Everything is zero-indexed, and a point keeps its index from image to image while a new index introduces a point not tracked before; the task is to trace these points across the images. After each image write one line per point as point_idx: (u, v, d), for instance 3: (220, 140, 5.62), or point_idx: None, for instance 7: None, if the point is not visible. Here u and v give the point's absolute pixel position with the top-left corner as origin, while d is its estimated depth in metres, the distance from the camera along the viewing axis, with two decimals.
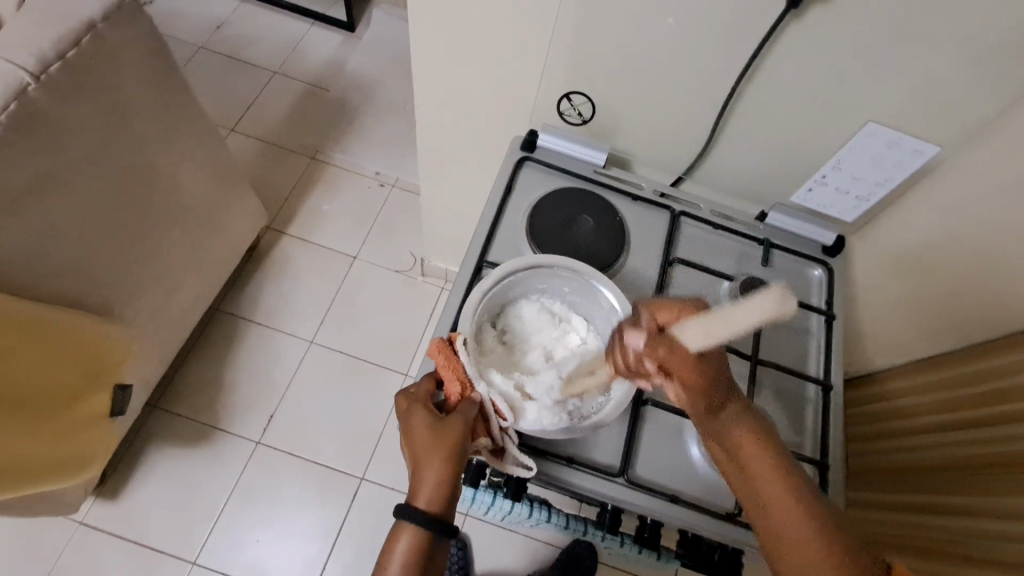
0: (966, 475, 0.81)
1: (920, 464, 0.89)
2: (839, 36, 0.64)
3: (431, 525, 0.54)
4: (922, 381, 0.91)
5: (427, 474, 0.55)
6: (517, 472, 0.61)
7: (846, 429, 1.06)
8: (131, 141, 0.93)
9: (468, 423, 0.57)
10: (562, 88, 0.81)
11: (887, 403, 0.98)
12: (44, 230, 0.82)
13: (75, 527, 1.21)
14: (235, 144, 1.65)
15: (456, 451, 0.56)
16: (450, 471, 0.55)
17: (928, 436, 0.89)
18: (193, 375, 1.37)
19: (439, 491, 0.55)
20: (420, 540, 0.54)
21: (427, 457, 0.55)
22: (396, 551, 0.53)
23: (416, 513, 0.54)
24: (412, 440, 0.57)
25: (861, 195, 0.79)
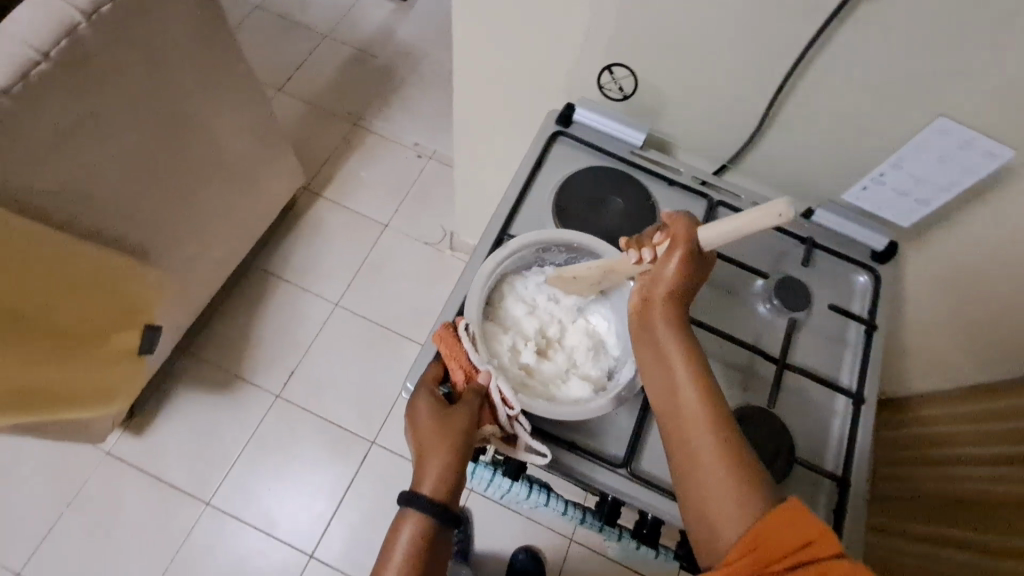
0: (981, 508, 0.78)
1: (942, 493, 0.86)
2: (920, 19, 0.58)
3: (435, 513, 0.54)
4: (964, 410, 0.88)
5: (432, 463, 0.54)
6: (532, 458, 0.59)
7: (891, 450, 1.02)
8: (175, 89, 0.95)
9: (474, 412, 0.56)
10: (604, 60, 0.77)
11: (935, 429, 0.93)
12: (86, 169, 0.84)
13: (103, 456, 1.28)
14: (281, 105, 1.68)
15: (460, 442, 0.55)
16: (456, 461, 0.55)
17: (954, 465, 0.86)
18: (222, 325, 1.41)
19: (443, 481, 0.55)
20: (424, 531, 0.53)
21: (431, 447, 0.55)
22: (401, 542, 0.53)
23: (421, 501, 0.54)
24: (418, 426, 0.57)
25: (921, 199, 0.72)
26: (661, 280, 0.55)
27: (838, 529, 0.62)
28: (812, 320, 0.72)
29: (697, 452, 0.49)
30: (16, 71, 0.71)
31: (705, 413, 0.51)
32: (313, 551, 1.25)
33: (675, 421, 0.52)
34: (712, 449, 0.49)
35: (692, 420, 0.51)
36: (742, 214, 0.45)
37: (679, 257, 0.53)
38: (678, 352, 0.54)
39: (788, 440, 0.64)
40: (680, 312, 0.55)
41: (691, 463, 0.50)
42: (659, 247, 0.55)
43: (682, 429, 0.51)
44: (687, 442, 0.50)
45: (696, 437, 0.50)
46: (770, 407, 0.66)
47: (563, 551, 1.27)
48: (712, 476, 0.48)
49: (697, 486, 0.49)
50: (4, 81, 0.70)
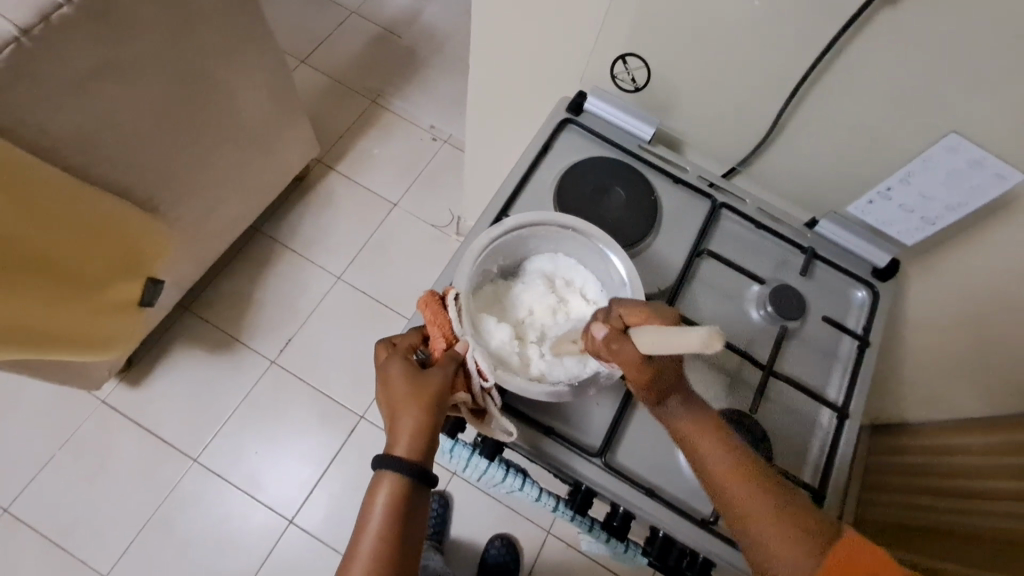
0: (978, 543, 0.78)
1: (930, 525, 0.87)
2: (942, 29, 0.56)
3: (410, 473, 0.54)
4: (955, 442, 0.88)
5: (405, 425, 0.55)
6: (499, 436, 0.59)
7: (881, 476, 1.02)
8: (194, 46, 0.96)
9: (447, 376, 0.57)
10: (620, 50, 0.77)
11: (924, 458, 0.93)
12: (100, 117, 0.85)
13: (98, 405, 1.30)
14: (302, 76, 1.68)
15: (432, 403, 0.56)
16: (430, 422, 0.56)
17: (943, 498, 0.87)
18: (225, 287, 1.43)
19: (417, 441, 0.55)
20: (399, 491, 0.54)
21: (405, 408, 0.55)
22: (378, 501, 0.54)
23: (394, 462, 0.54)
24: (390, 391, 0.57)
25: (926, 217, 0.71)
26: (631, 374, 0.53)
27: None
28: (804, 330, 0.72)
29: (740, 507, 0.52)
30: (37, 12, 0.72)
31: (726, 464, 0.53)
32: (293, 517, 1.26)
33: (717, 493, 0.53)
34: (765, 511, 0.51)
35: (733, 486, 0.53)
36: (670, 337, 0.42)
37: (638, 361, 0.50)
38: (693, 428, 0.54)
39: (767, 447, 0.63)
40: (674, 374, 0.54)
41: (756, 535, 0.51)
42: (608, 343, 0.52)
43: (718, 488, 0.53)
44: (738, 511, 0.52)
45: (732, 492, 0.52)
46: (752, 412, 0.66)
47: (538, 542, 1.28)
48: (775, 540, 0.50)
49: (754, 544, 0.51)
50: (24, 21, 0.71)
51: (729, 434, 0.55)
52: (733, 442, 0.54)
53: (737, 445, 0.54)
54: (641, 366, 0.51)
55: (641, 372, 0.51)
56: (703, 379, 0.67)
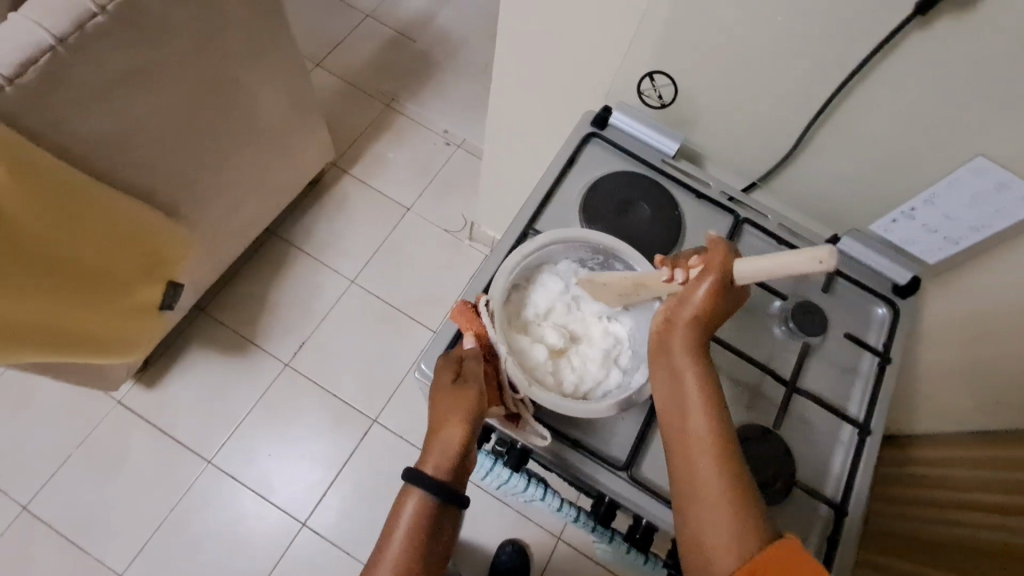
0: (968, 553, 0.78)
1: (928, 535, 0.87)
2: (975, 55, 0.57)
3: (436, 491, 0.55)
4: (959, 455, 0.89)
5: (439, 440, 0.56)
6: (530, 440, 0.61)
7: (881, 488, 1.03)
8: (220, 52, 0.96)
9: (482, 389, 0.57)
10: (646, 67, 0.77)
11: (926, 471, 0.94)
12: (128, 123, 0.86)
13: (114, 405, 1.31)
14: (317, 79, 1.69)
15: (468, 417, 0.55)
16: (464, 437, 0.55)
17: (940, 509, 0.87)
18: (240, 290, 1.44)
19: (450, 456, 0.56)
20: (425, 507, 0.55)
21: (444, 420, 0.56)
22: (405, 514, 0.55)
23: (423, 479, 0.55)
24: (432, 402, 0.57)
25: (950, 237, 0.71)
26: (687, 303, 0.54)
27: (830, 555, 0.62)
28: (826, 346, 0.72)
29: (698, 469, 0.51)
30: (74, 21, 0.74)
31: (707, 425, 0.52)
32: (306, 520, 1.27)
33: (680, 441, 0.53)
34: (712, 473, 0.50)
35: (696, 440, 0.52)
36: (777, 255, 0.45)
37: (710, 288, 0.53)
38: (686, 370, 0.54)
39: (789, 462, 0.64)
40: (699, 335, 0.55)
41: (692, 492, 0.50)
42: (694, 271, 0.55)
43: (686, 447, 0.52)
44: (687, 458, 0.52)
45: (700, 456, 0.51)
46: (775, 428, 0.66)
47: (549, 547, 1.29)
48: (714, 505, 0.49)
49: (695, 512, 0.50)
50: (60, 30, 0.73)
51: (722, 407, 0.53)
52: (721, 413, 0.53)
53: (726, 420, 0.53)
54: (706, 296, 0.53)
55: (703, 299, 0.53)
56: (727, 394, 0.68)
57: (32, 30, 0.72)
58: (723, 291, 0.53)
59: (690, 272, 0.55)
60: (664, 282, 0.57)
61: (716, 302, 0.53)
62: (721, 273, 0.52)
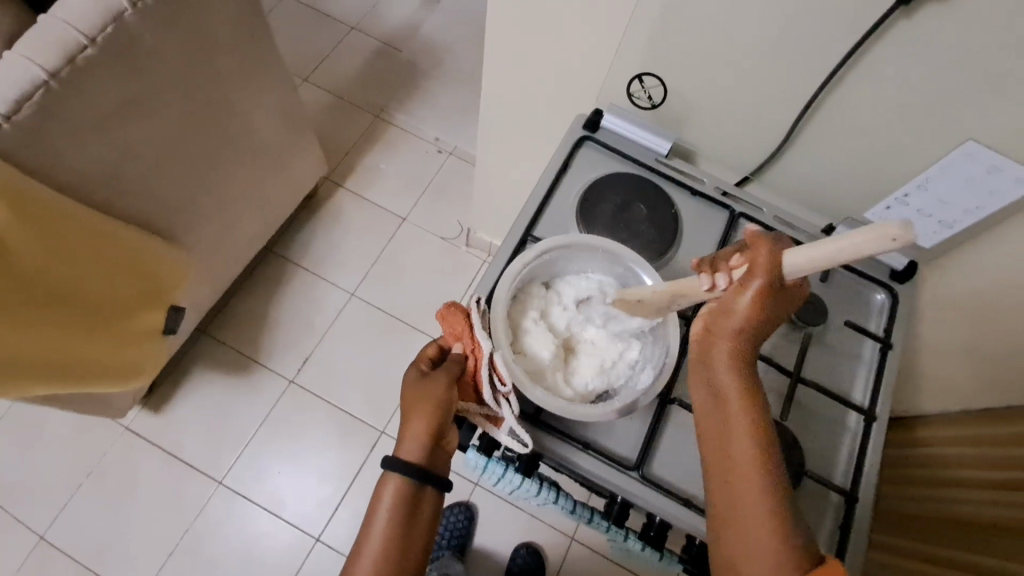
0: (984, 532, 0.80)
1: (945, 515, 0.87)
2: (959, 42, 0.58)
3: (411, 474, 0.56)
4: (965, 434, 0.91)
5: (411, 427, 0.58)
6: (510, 443, 0.60)
7: (888, 468, 1.04)
8: (210, 76, 0.97)
9: (450, 379, 0.59)
10: (635, 69, 0.78)
11: (933, 449, 0.95)
12: (122, 151, 0.87)
13: (121, 431, 1.31)
14: (306, 94, 1.70)
15: (437, 405, 0.58)
16: (435, 425, 0.57)
17: (953, 488, 0.88)
18: (240, 309, 1.44)
19: (422, 444, 0.57)
20: (401, 491, 0.56)
21: (414, 407, 0.58)
22: (383, 502, 0.56)
23: (398, 464, 0.57)
24: (402, 395, 0.60)
25: (945, 221, 0.72)
26: (732, 313, 0.52)
27: (843, 543, 0.63)
28: (827, 334, 0.73)
29: (738, 489, 0.49)
30: (64, 55, 0.74)
31: (748, 440, 0.50)
32: (319, 534, 1.27)
33: (724, 469, 0.51)
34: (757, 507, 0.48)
35: (743, 480, 0.49)
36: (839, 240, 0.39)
37: (757, 289, 0.50)
38: (735, 392, 0.52)
39: (798, 454, 0.65)
40: (745, 346, 0.53)
41: (737, 524, 0.49)
42: (735, 272, 0.52)
43: (728, 465, 0.50)
44: (731, 494, 0.49)
45: (741, 478, 0.49)
46: (782, 419, 0.67)
47: (563, 547, 1.29)
48: (756, 536, 0.47)
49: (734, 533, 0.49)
50: (52, 64, 0.74)
51: (766, 420, 0.51)
52: (767, 428, 0.51)
53: (771, 436, 0.51)
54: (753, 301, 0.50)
55: (750, 304, 0.51)
56: None
57: (24, 67, 0.73)
58: (774, 292, 0.50)
59: (726, 272, 0.52)
60: (703, 290, 0.54)
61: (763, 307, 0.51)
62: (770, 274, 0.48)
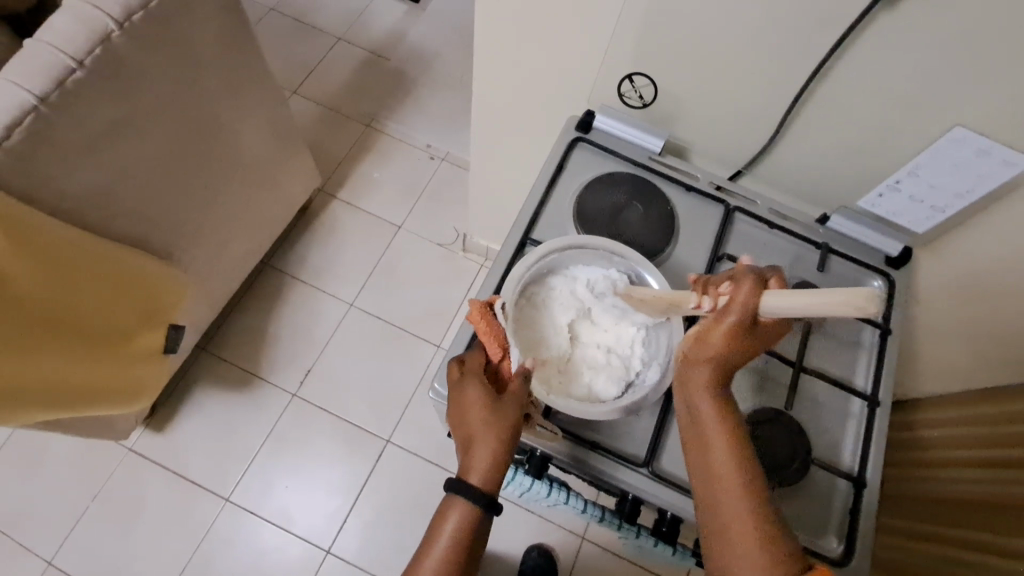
0: (987, 510, 0.81)
1: (950, 496, 0.88)
2: (941, 30, 0.58)
3: (482, 501, 0.55)
4: (964, 413, 0.92)
5: (482, 453, 0.56)
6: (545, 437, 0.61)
7: (891, 453, 1.06)
8: (200, 93, 0.97)
9: (521, 407, 0.57)
10: (624, 69, 0.79)
11: (933, 432, 0.97)
12: (116, 173, 0.87)
13: (125, 453, 1.30)
14: (296, 107, 1.70)
15: (509, 435, 0.56)
16: (506, 451, 0.56)
17: (955, 468, 0.89)
18: (240, 324, 1.44)
19: (493, 470, 0.56)
20: (469, 516, 0.56)
21: (483, 431, 0.56)
22: (449, 523, 0.56)
23: (469, 490, 0.55)
24: (465, 415, 0.57)
25: (936, 206, 0.73)
26: (711, 336, 0.52)
27: (854, 528, 0.63)
28: (827, 323, 0.74)
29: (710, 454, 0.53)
30: (53, 79, 0.74)
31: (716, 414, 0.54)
32: (329, 547, 1.27)
33: (708, 482, 0.52)
34: (739, 511, 0.50)
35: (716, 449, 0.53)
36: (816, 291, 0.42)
37: (733, 324, 0.50)
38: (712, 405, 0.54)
39: (804, 442, 0.66)
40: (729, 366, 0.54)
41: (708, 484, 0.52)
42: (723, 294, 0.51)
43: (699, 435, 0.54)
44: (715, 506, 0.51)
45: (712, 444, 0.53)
46: (787, 409, 0.68)
47: (574, 547, 1.29)
48: (739, 537, 0.49)
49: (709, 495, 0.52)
50: (41, 89, 0.74)
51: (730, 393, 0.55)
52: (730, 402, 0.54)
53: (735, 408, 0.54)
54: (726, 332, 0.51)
55: (726, 335, 0.51)
56: (738, 381, 0.69)
57: (14, 92, 0.73)
58: (751, 326, 0.50)
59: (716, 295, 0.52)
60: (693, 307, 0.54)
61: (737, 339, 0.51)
62: (747, 309, 0.49)
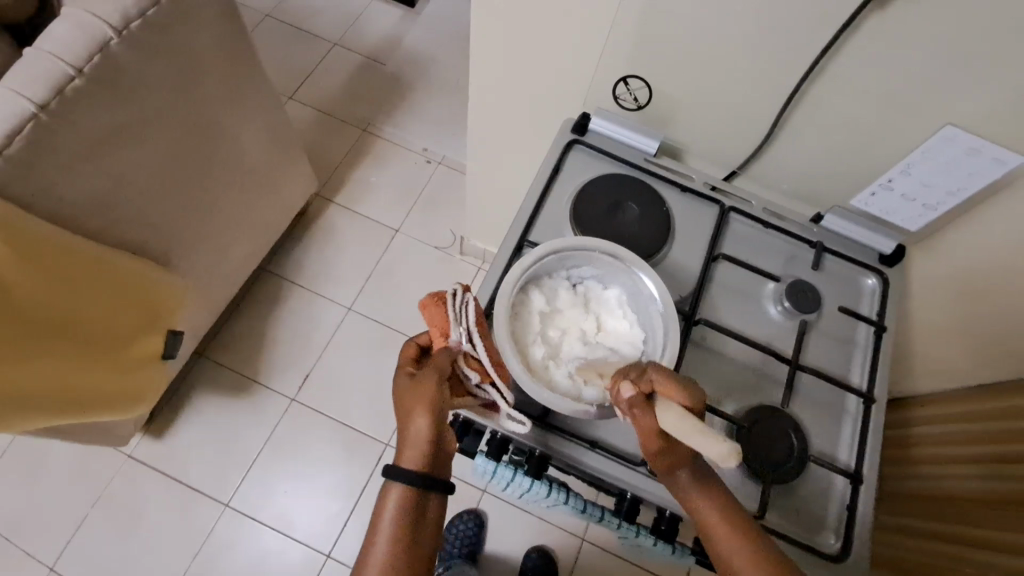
0: (986, 507, 0.82)
1: (949, 493, 0.89)
2: (930, 31, 0.59)
3: (411, 479, 0.56)
4: (959, 412, 0.93)
5: (406, 431, 0.57)
6: (510, 425, 0.60)
7: (888, 451, 1.06)
8: (198, 100, 0.97)
9: (439, 380, 0.59)
10: (619, 72, 0.80)
11: (929, 429, 0.97)
12: (115, 180, 0.87)
13: (124, 460, 1.30)
14: (293, 112, 1.70)
15: (428, 406, 0.58)
16: (429, 427, 0.57)
17: (954, 465, 0.89)
18: (238, 329, 1.44)
19: (420, 448, 0.57)
20: (402, 498, 0.56)
21: (408, 410, 0.58)
22: (387, 508, 0.55)
23: (397, 469, 0.56)
24: (396, 399, 0.60)
25: (928, 204, 0.74)
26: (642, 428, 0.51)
27: (851, 524, 0.64)
28: (822, 321, 0.74)
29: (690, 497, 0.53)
30: (52, 87, 0.75)
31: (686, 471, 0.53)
32: (330, 551, 1.27)
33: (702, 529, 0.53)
34: (729, 539, 0.51)
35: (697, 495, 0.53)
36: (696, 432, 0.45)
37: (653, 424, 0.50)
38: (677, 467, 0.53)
39: (800, 439, 0.66)
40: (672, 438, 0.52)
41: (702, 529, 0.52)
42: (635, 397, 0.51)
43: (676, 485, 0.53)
44: (730, 571, 0.50)
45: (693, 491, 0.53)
46: (784, 407, 0.68)
47: (574, 548, 1.30)
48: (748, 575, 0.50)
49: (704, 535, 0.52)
50: (41, 96, 0.74)
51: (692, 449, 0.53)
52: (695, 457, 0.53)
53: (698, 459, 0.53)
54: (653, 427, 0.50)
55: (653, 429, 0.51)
56: (734, 380, 0.70)
57: (13, 99, 0.73)
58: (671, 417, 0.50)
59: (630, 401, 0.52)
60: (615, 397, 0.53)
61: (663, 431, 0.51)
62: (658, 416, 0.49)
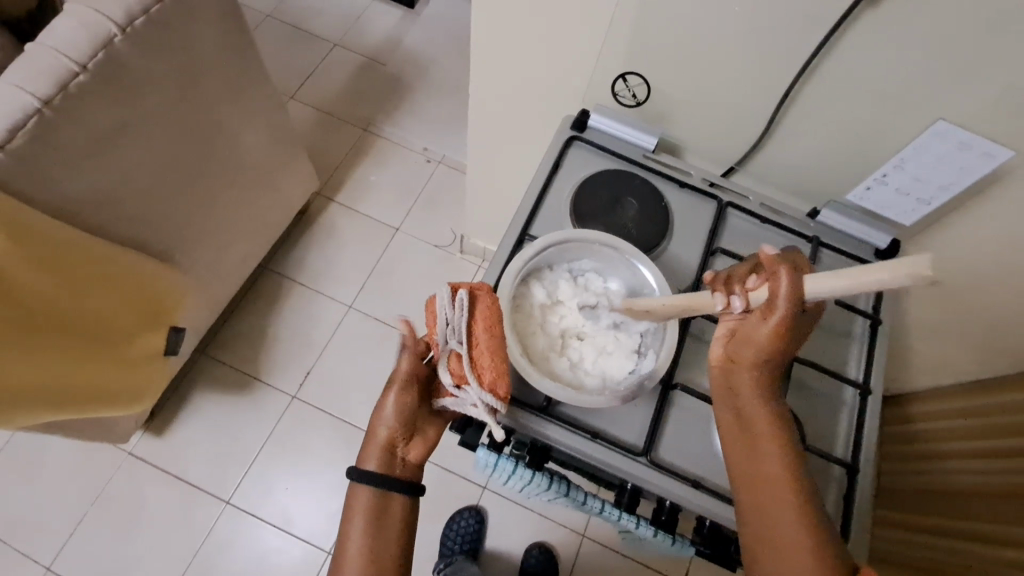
0: (986, 500, 0.82)
1: (950, 488, 0.89)
2: (921, 28, 0.61)
3: (368, 481, 0.61)
4: (958, 407, 0.94)
5: (369, 434, 0.63)
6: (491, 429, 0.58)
7: (888, 447, 1.07)
8: (201, 98, 0.98)
9: (396, 387, 0.62)
10: (618, 69, 0.81)
11: (930, 425, 0.98)
12: (118, 176, 0.88)
13: (124, 457, 1.30)
14: (294, 112, 1.71)
15: (386, 411, 0.62)
16: (383, 432, 0.62)
17: (955, 460, 0.90)
18: (239, 328, 1.44)
19: (375, 451, 0.62)
20: (362, 498, 0.61)
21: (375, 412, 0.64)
22: (352, 511, 0.61)
23: (359, 471, 0.62)
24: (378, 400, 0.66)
25: (922, 198, 0.75)
26: (751, 342, 0.55)
27: (848, 514, 0.65)
28: (819, 314, 0.75)
29: (759, 445, 0.55)
30: (56, 83, 0.76)
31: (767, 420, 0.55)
32: (330, 548, 1.27)
33: (755, 478, 0.54)
34: (787, 497, 0.52)
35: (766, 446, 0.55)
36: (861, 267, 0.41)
37: (779, 318, 0.51)
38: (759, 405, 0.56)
39: (798, 430, 0.67)
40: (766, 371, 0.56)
41: (760, 481, 0.54)
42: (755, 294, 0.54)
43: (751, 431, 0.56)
44: (777, 528, 0.51)
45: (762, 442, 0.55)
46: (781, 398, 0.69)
47: (575, 545, 1.30)
48: (791, 532, 0.51)
49: (756, 487, 0.54)
50: (45, 92, 0.75)
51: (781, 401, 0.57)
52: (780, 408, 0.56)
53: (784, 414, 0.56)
54: (775, 325, 0.52)
55: (772, 331, 0.52)
56: None
57: (18, 95, 0.74)
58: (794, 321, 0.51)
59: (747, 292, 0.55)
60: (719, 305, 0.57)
61: (787, 333, 0.52)
62: (793, 300, 0.50)
